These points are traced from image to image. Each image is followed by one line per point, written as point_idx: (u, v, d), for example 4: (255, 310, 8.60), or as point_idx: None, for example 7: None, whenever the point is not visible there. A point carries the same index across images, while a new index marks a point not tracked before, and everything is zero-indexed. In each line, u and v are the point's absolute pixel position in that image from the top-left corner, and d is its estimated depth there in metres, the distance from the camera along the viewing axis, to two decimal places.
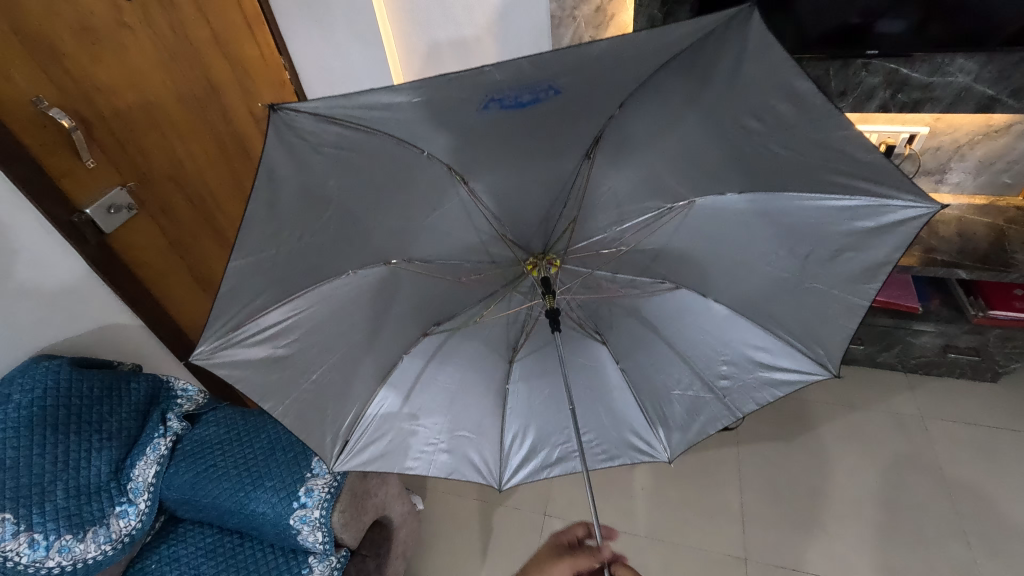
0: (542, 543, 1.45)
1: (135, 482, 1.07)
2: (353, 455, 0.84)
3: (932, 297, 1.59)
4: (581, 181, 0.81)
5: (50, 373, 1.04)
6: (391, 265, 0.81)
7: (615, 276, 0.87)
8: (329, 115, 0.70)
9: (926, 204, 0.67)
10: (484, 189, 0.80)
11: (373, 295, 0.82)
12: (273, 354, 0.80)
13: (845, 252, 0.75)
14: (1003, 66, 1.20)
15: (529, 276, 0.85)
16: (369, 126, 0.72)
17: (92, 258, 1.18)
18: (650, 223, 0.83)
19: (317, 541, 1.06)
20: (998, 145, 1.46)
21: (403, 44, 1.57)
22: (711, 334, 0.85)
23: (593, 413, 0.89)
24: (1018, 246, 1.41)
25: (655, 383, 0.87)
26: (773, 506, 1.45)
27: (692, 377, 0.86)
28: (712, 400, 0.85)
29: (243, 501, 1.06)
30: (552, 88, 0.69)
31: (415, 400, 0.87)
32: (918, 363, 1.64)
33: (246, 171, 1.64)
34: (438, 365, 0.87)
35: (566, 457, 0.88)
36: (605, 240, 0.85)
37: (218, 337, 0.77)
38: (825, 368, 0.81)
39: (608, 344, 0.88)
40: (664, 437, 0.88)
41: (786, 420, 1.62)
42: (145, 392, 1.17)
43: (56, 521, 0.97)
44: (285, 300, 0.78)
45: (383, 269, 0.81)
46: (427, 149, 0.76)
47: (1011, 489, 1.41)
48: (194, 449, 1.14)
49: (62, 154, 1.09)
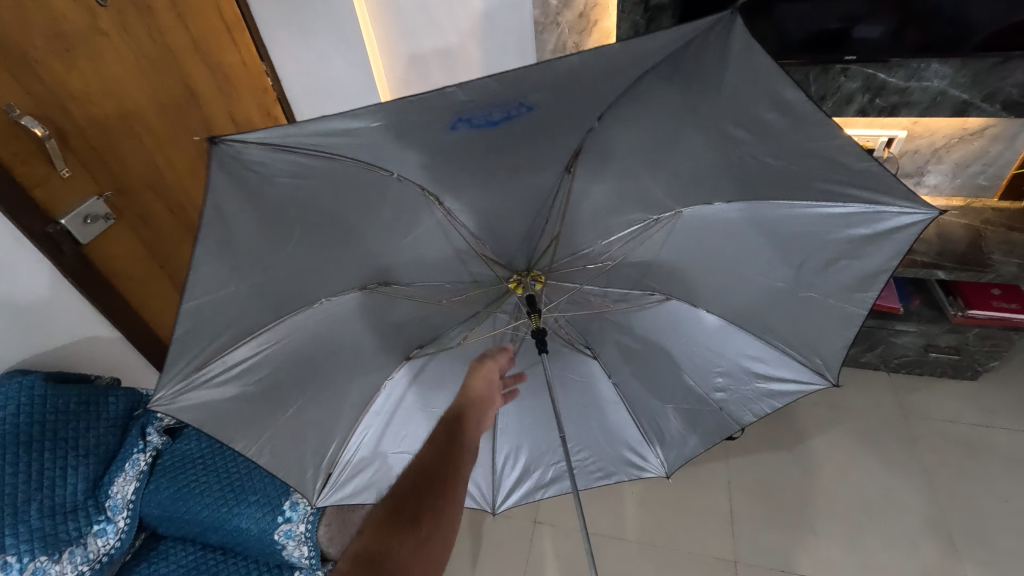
0: (532, 550, 1.43)
1: (114, 499, 1.04)
2: (336, 489, 0.88)
3: (912, 297, 1.62)
4: (562, 196, 0.78)
5: (23, 389, 1.00)
6: (367, 289, 0.79)
7: (605, 290, 0.86)
8: (279, 144, 0.63)
9: (923, 209, 0.66)
10: (460, 208, 0.76)
11: (361, 314, 0.80)
12: (243, 391, 0.77)
13: (839, 262, 0.75)
14: (977, 71, 1.22)
15: (514, 295, 0.83)
16: (329, 152, 0.66)
17: (69, 269, 1.14)
18: (637, 235, 0.81)
19: (303, 556, 1.03)
20: (973, 148, 1.50)
21: (386, 52, 1.57)
22: (706, 348, 0.87)
23: (586, 430, 0.94)
24: (995, 246, 1.44)
25: (653, 393, 0.90)
26: (761, 506, 1.46)
27: (689, 390, 0.89)
28: (707, 411, 0.90)
29: (227, 517, 1.03)
30: (523, 106, 0.64)
31: (398, 431, 0.89)
32: (900, 363, 1.66)
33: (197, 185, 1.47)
34: (422, 388, 0.89)
35: (559, 477, 0.97)
36: (592, 254, 0.83)
37: (181, 380, 0.72)
38: (824, 376, 0.85)
39: (599, 358, 0.90)
40: (660, 452, 0.94)
41: (772, 421, 1.63)
42: (124, 407, 1.13)
43: (30, 542, 0.92)
44: (250, 338, 0.74)
45: (359, 293, 0.79)
46: (396, 171, 0.71)
47: (994, 487, 1.43)
48: (174, 464, 1.11)
49: (36, 163, 1.05)
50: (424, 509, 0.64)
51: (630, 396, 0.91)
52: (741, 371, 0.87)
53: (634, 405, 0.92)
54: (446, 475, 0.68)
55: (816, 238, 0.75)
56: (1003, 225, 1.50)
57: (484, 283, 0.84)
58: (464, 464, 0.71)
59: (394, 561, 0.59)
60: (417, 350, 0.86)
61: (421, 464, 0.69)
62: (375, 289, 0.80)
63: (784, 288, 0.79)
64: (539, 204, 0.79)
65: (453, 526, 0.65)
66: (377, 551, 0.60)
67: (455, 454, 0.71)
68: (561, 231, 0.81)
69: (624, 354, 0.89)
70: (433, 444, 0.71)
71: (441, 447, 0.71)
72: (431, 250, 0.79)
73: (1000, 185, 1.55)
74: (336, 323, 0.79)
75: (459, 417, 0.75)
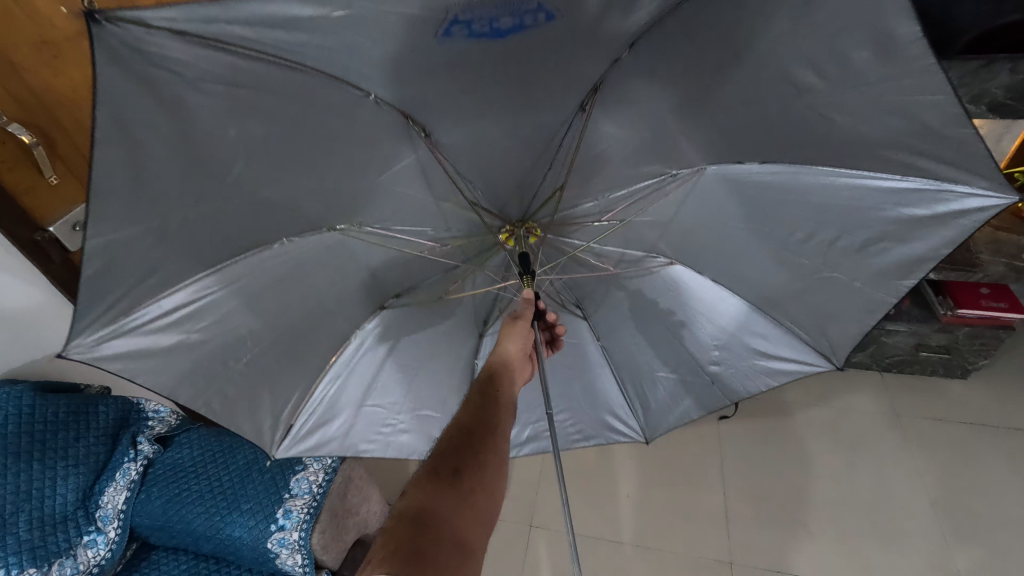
0: (528, 556, 1.43)
1: (104, 509, 1.03)
2: (297, 441, 0.89)
3: (902, 297, 1.61)
4: (572, 137, 0.76)
5: (11, 399, 1.00)
6: (337, 230, 0.80)
7: (605, 250, 0.89)
8: (213, 41, 0.57)
9: (1002, 195, 0.64)
10: (447, 144, 0.74)
11: (385, 251, 0.83)
12: (183, 339, 0.77)
13: (879, 242, 0.76)
14: (963, 74, 1.21)
15: (506, 246, 0.86)
16: (289, 61, 0.61)
17: (58, 278, 1.16)
18: (651, 191, 0.83)
19: (297, 564, 1.01)
20: None
21: None
22: (710, 317, 0.91)
23: (570, 392, 0.99)
24: (982, 246, 1.46)
25: (647, 364, 0.95)
26: (756, 507, 1.46)
27: (682, 358, 0.94)
28: (697, 379, 0.95)
29: (219, 525, 1.01)
30: (540, 12, 0.61)
31: (371, 384, 0.92)
32: (891, 362, 1.68)
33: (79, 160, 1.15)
34: (392, 340, 0.91)
35: (537, 436, 1.03)
36: (601, 206, 0.85)
37: (106, 325, 0.71)
38: (830, 360, 0.88)
39: (588, 319, 0.94)
40: (639, 421, 0.99)
41: (765, 422, 1.64)
42: (114, 415, 1.12)
43: (19, 554, 0.91)
44: (195, 280, 0.74)
45: (328, 235, 0.79)
46: (372, 92, 0.67)
47: (985, 483, 1.45)
48: (166, 473, 1.10)
49: (23, 171, 1.04)
50: (464, 466, 0.63)
51: (623, 360, 0.95)
52: (734, 346, 0.92)
53: (620, 370, 0.96)
54: (486, 434, 0.68)
55: (846, 206, 0.76)
56: (990, 224, 1.52)
57: (474, 234, 0.86)
58: (502, 426, 0.71)
59: (437, 510, 0.56)
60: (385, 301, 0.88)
61: (459, 424, 0.69)
62: (343, 231, 0.80)
63: (810, 263, 0.82)
64: (545, 147, 0.77)
65: (494, 486, 0.64)
66: (423, 499, 0.57)
67: (493, 414, 0.72)
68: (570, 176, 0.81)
69: (621, 315, 0.93)
70: (471, 405, 0.72)
71: (478, 409, 0.72)
72: (425, 194, 0.80)
73: None
74: (307, 265, 0.80)
75: (493, 377, 0.78)
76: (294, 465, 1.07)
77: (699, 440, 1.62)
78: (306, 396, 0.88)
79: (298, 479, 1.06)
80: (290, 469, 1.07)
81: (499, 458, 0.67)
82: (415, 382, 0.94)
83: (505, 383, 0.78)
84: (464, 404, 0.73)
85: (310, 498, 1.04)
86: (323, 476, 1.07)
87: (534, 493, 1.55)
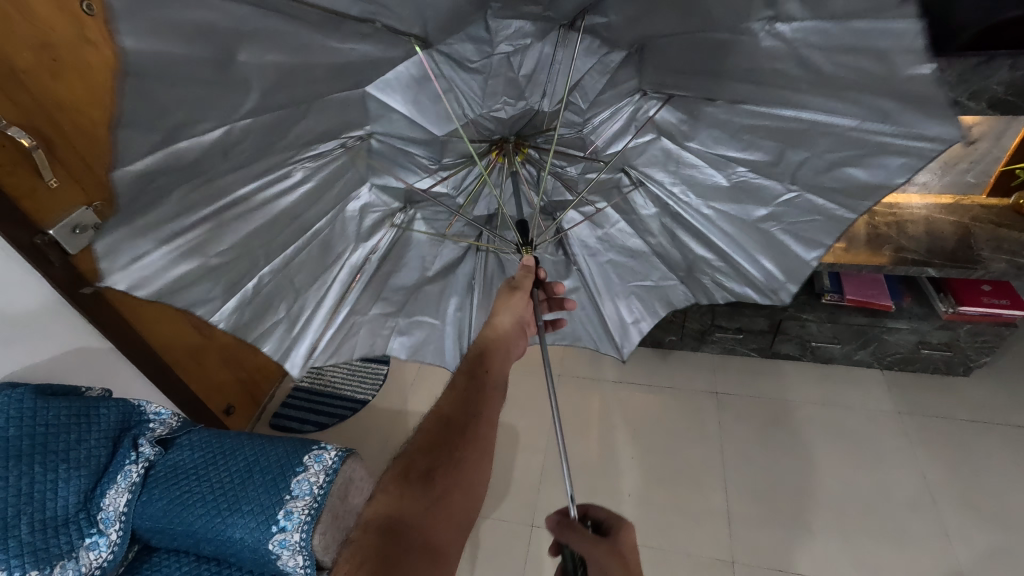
0: (530, 554, 1.43)
1: (106, 512, 1.02)
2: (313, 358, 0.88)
3: (904, 295, 1.63)
4: (562, 54, 0.71)
5: (12, 402, 1.02)
6: (347, 146, 0.75)
7: (584, 176, 0.88)
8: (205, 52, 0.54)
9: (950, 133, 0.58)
10: (442, 62, 0.69)
11: (376, 165, 0.80)
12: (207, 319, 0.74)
13: (841, 167, 0.68)
14: (962, 69, 1.22)
15: (496, 164, 0.85)
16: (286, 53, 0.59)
17: (59, 281, 1.17)
18: (628, 116, 0.81)
19: (298, 565, 1.01)
20: (962, 146, 1.51)
21: None
22: (677, 241, 0.90)
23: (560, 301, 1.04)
24: (983, 244, 1.46)
25: (616, 283, 0.99)
26: (759, 506, 1.46)
27: (646, 270, 0.96)
28: (664, 286, 0.97)
29: (220, 527, 1.01)
30: None
31: (379, 298, 0.92)
32: (893, 360, 1.68)
33: (67, 158, 1.18)
34: (397, 252, 0.91)
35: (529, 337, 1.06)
36: (589, 136, 0.82)
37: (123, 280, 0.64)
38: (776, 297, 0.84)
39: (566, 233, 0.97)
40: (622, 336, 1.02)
41: (766, 420, 1.64)
42: (116, 418, 1.12)
43: (21, 557, 0.92)
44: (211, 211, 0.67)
45: (340, 152, 0.75)
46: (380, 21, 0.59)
47: (987, 481, 1.44)
48: (167, 474, 1.09)
49: (22, 174, 1.10)
50: (438, 464, 0.70)
51: (601, 274, 0.99)
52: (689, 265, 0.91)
53: (600, 288, 1.00)
54: (467, 425, 0.75)
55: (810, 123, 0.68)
56: (991, 221, 1.52)
57: (464, 163, 0.85)
58: (485, 413, 0.78)
59: (408, 522, 0.65)
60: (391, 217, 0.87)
61: (441, 415, 0.77)
62: (351, 144, 0.75)
63: (771, 187, 0.76)
64: (536, 68, 0.71)
65: (477, 472, 0.72)
66: (389, 506, 0.66)
67: (474, 405, 0.78)
68: (567, 101, 0.76)
69: (594, 230, 0.96)
70: (458, 397, 0.79)
71: (461, 399, 0.79)
72: (431, 129, 0.75)
73: (987, 182, 1.56)
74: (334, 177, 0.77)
75: (483, 357, 0.85)
76: (294, 467, 1.07)
77: (700, 437, 1.63)
78: (331, 309, 0.87)
79: (299, 480, 1.05)
80: (291, 470, 1.06)
81: (485, 444, 0.75)
82: (421, 302, 0.97)
83: (497, 362, 0.85)
84: (449, 391, 0.81)
85: (311, 499, 1.03)
86: (324, 477, 1.06)
87: (535, 493, 1.55)
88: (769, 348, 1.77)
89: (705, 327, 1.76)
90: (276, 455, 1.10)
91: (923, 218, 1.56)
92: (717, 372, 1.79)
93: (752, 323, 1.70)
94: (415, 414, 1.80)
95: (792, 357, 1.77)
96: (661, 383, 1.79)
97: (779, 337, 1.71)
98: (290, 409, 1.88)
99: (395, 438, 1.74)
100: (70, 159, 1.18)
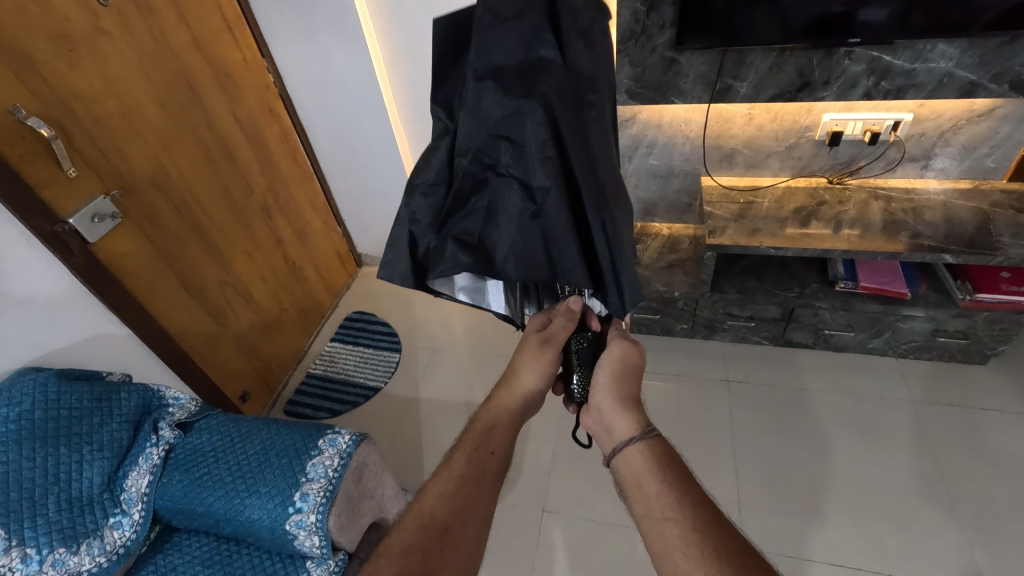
0: (541, 539, 1.45)
1: (129, 492, 1.06)
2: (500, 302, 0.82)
3: (920, 282, 1.62)
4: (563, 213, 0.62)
5: (37, 385, 1.03)
6: (506, 116, 0.58)
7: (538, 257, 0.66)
8: (441, 212, 0.66)
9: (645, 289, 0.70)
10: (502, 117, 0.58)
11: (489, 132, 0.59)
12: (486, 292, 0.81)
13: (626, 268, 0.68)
14: (983, 51, 1.21)
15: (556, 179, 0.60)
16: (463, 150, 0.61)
17: (80, 270, 1.20)
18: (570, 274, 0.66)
19: (314, 546, 1.03)
20: (982, 130, 1.47)
21: (380, 21, 1.64)
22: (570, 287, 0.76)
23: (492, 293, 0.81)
24: (1003, 229, 1.43)
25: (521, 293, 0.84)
26: (772, 493, 1.46)
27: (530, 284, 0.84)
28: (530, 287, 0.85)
29: (239, 507, 1.04)
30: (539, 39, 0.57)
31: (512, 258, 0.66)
32: (908, 347, 1.67)
33: (84, 150, 1.21)
34: (500, 210, 0.64)
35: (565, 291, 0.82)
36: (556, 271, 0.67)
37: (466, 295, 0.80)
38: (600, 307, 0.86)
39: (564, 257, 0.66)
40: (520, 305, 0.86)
41: (779, 408, 1.64)
42: (136, 403, 1.15)
43: (49, 534, 0.96)
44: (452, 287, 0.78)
45: (499, 121, 0.59)
46: (474, 115, 0.59)
47: (1000, 468, 1.44)
48: (186, 457, 1.12)
49: (42, 164, 1.12)
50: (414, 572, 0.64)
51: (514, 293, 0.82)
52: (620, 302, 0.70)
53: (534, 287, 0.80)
54: (450, 524, 0.68)
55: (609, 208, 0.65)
56: (1011, 207, 1.50)
57: (533, 151, 0.59)
58: (473, 511, 0.71)
59: None
60: (482, 180, 0.63)
61: (423, 510, 0.70)
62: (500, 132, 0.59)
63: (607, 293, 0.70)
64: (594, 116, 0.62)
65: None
66: None
67: (467, 486, 0.72)
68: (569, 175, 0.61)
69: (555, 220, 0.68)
70: (448, 489, 0.72)
71: (450, 492, 0.71)
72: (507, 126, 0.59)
73: (1009, 166, 1.53)
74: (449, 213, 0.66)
75: (493, 429, 0.79)
76: (309, 450, 1.09)
77: (710, 423, 1.63)
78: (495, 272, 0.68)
79: (314, 464, 1.07)
80: (305, 453, 1.08)
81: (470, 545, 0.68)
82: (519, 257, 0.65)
83: (501, 441, 0.78)
84: (442, 477, 0.73)
85: (326, 481, 1.05)
86: (339, 460, 1.08)
87: (546, 479, 1.56)
88: (781, 337, 1.76)
89: (716, 315, 1.75)
90: (292, 440, 1.12)
91: (941, 204, 1.54)
92: (728, 360, 1.79)
93: (764, 311, 1.69)
94: (427, 401, 1.82)
95: (805, 345, 1.76)
96: (673, 371, 1.79)
97: (791, 326, 1.71)
98: (304, 395, 1.91)
99: (406, 425, 1.76)
100: (86, 150, 1.22)
